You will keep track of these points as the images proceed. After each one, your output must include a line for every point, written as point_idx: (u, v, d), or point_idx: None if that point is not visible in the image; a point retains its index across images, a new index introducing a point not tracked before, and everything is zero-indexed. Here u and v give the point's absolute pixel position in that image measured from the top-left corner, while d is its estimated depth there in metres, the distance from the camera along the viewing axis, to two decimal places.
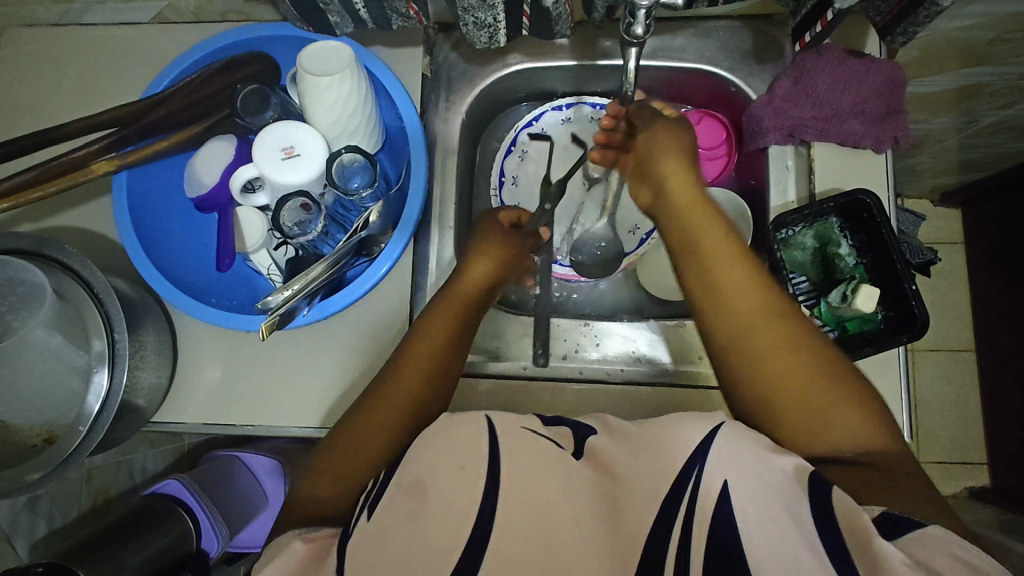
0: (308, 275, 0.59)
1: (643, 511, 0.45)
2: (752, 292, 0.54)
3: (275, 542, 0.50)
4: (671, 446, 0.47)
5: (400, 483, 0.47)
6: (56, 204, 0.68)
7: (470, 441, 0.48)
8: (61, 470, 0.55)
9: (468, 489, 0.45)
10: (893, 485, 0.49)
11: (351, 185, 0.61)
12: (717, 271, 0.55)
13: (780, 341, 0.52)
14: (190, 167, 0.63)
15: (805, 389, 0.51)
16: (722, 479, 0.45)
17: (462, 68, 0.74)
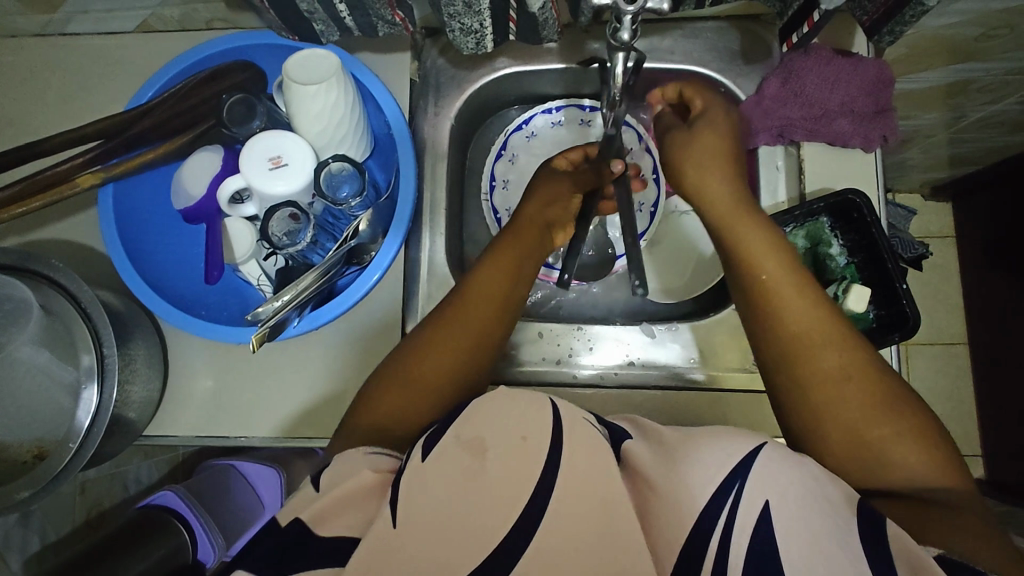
0: (300, 286, 0.59)
1: (671, 524, 0.40)
2: (810, 312, 0.50)
3: (338, 459, 0.44)
4: (709, 462, 0.41)
5: (459, 438, 0.40)
6: (41, 217, 0.67)
7: (528, 414, 0.41)
8: (52, 487, 0.55)
9: (524, 468, 0.39)
10: (970, 528, 0.42)
11: (340, 194, 0.60)
12: (777, 290, 0.51)
13: (840, 367, 0.48)
14: (176, 179, 0.62)
15: (862, 419, 0.47)
16: (765, 499, 0.39)
17: (450, 73, 0.73)
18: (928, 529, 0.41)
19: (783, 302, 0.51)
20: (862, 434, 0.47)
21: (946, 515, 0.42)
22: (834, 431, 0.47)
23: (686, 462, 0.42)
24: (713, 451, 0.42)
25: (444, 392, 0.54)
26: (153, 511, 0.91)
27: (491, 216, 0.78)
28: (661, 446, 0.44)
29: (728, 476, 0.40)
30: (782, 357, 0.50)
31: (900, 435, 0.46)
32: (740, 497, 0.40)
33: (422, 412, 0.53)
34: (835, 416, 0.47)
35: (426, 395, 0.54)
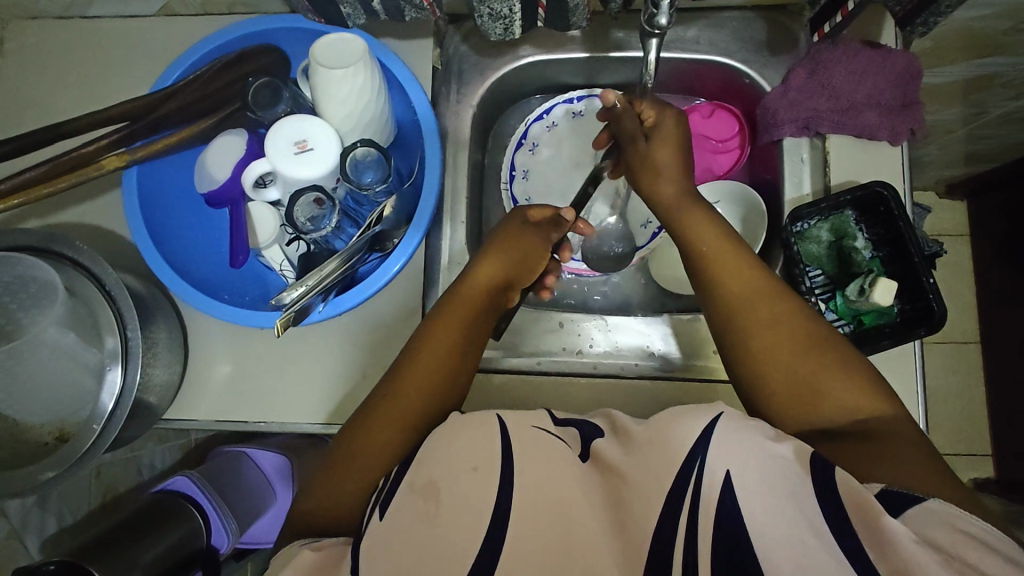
0: (322, 273, 0.58)
1: (648, 508, 0.44)
2: (742, 276, 0.57)
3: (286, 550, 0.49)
4: (672, 443, 0.46)
5: (413, 485, 0.46)
6: (65, 200, 0.67)
7: (479, 442, 0.47)
8: (75, 470, 0.55)
9: (480, 496, 0.44)
10: (901, 460, 0.48)
11: (363, 179, 0.60)
12: (715, 267, 0.57)
13: (770, 322, 0.54)
14: (200, 163, 0.62)
15: (793, 367, 0.52)
16: (725, 468, 0.44)
17: (473, 60, 0.73)
18: (867, 470, 0.47)
19: (722, 276, 0.57)
20: (807, 388, 0.52)
21: (881, 451, 0.48)
22: (779, 387, 0.52)
23: (644, 458, 0.46)
24: (677, 433, 0.46)
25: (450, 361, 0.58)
26: (166, 494, 0.92)
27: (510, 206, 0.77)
28: (629, 441, 0.49)
29: (684, 462, 0.45)
30: (728, 323, 0.56)
31: (839, 379, 0.51)
32: (701, 480, 0.44)
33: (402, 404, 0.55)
34: (785, 376, 0.52)
35: (416, 386, 0.56)
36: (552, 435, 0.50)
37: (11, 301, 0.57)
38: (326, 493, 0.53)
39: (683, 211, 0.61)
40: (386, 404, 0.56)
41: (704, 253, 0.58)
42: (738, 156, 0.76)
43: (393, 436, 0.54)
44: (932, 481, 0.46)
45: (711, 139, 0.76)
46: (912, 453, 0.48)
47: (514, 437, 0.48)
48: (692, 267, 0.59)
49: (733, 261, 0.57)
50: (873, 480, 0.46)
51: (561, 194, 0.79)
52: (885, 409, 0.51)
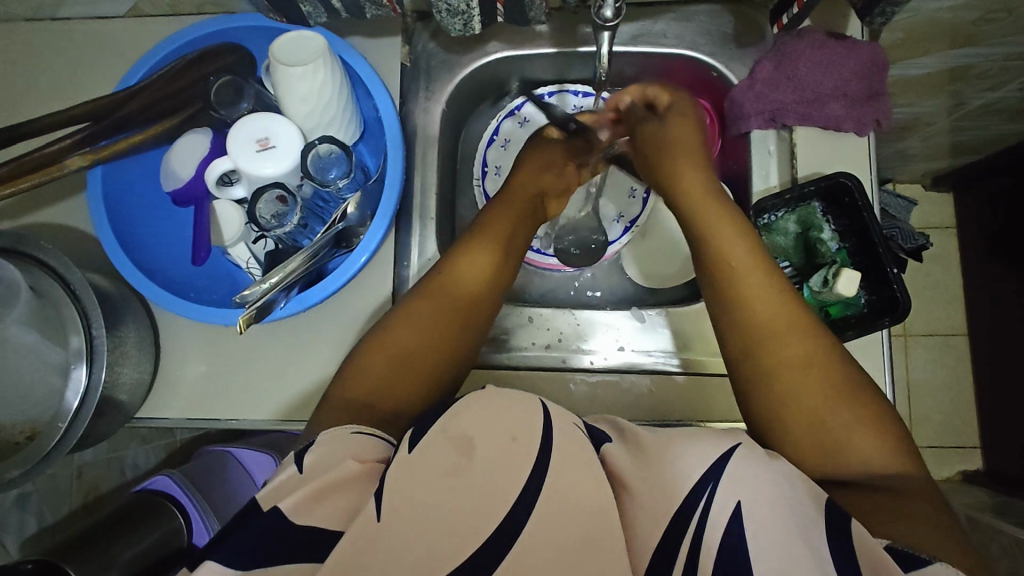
0: (285, 268, 0.59)
1: (646, 527, 0.43)
2: (767, 296, 0.54)
3: (322, 442, 0.45)
4: (677, 471, 0.44)
5: (447, 432, 0.43)
6: (33, 201, 0.67)
7: (519, 419, 0.44)
8: (42, 467, 0.55)
9: (513, 467, 0.42)
10: (916, 520, 0.44)
11: (328, 176, 0.60)
12: (743, 282, 0.55)
13: (796, 353, 0.51)
14: (164, 162, 0.62)
15: (815, 404, 0.49)
16: (735, 500, 0.42)
17: (441, 57, 0.73)
18: (881, 522, 0.44)
19: (743, 286, 0.55)
20: (827, 439, 0.48)
21: (893, 505, 0.45)
22: (796, 422, 0.49)
23: (644, 470, 0.45)
24: (676, 454, 0.45)
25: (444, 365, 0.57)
26: (147, 495, 0.92)
27: (481, 202, 0.78)
28: (639, 451, 0.46)
29: (695, 484, 0.43)
30: (748, 349, 0.53)
31: (864, 431, 0.48)
32: (714, 496, 0.43)
33: (411, 350, 0.56)
34: (803, 412, 0.49)
35: (411, 351, 0.56)
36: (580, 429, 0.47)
37: None
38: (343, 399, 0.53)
39: (708, 217, 0.59)
40: (368, 373, 0.55)
41: (723, 262, 0.56)
42: (710, 149, 0.77)
43: (411, 368, 0.55)
44: (940, 547, 0.43)
45: None
46: (923, 506, 0.45)
47: (557, 424, 0.45)
48: (711, 279, 0.57)
49: (755, 269, 0.55)
50: (882, 534, 0.44)
51: None
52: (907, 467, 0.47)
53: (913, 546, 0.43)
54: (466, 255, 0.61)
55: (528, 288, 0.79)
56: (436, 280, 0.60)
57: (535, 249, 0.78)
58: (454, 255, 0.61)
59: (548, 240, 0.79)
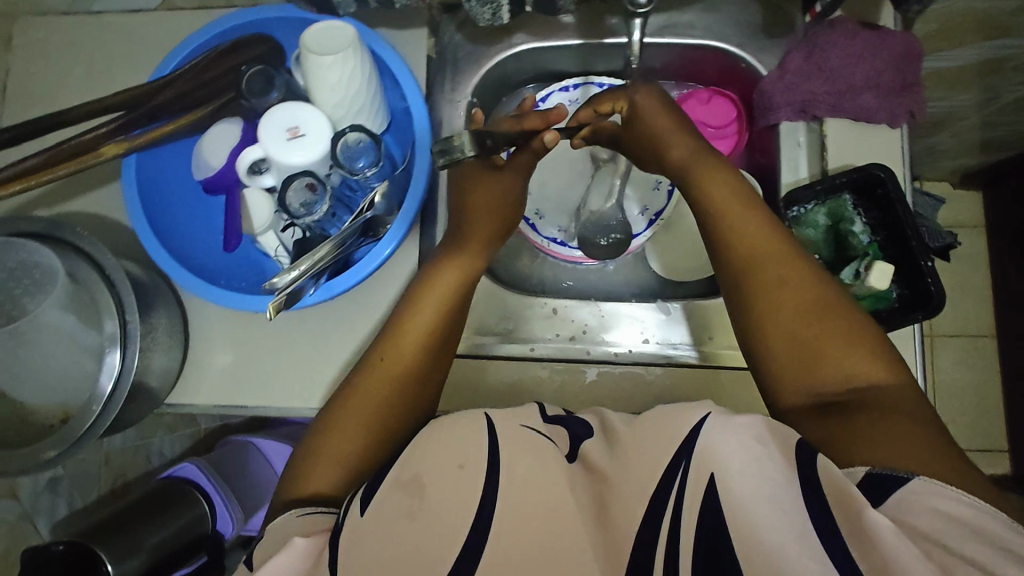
0: (313, 258, 0.59)
1: (629, 511, 0.44)
2: (752, 225, 0.57)
3: (273, 528, 0.49)
4: (657, 446, 0.45)
5: (398, 480, 0.46)
6: (69, 189, 0.68)
7: (465, 438, 0.47)
8: (75, 449, 0.57)
9: (464, 492, 0.44)
10: (894, 431, 0.45)
11: (356, 164, 0.60)
12: (728, 212, 0.58)
13: (776, 275, 0.54)
14: (197, 151, 0.63)
15: (792, 322, 0.52)
16: (711, 470, 0.42)
17: (468, 48, 0.73)
18: (857, 442, 0.45)
19: (728, 216, 0.58)
20: (804, 352, 0.51)
21: (869, 419, 0.46)
22: (777, 340, 0.52)
23: (645, 449, 0.46)
24: (669, 430, 0.46)
25: (433, 332, 0.59)
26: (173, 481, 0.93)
27: None
28: (614, 442, 0.49)
29: (672, 458, 0.44)
30: (733, 277, 0.56)
31: (836, 343, 0.50)
32: (687, 476, 0.43)
33: (383, 400, 0.56)
34: (783, 332, 0.52)
35: (382, 402, 0.56)
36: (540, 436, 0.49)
37: (15, 286, 0.58)
38: (320, 494, 0.52)
39: (700, 173, 0.61)
40: (344, 420, 0.56)
41: (716, 212, 0.59)
42: (737, 141, 0.76)
43: (385, 416, 0.56)
44: (922, 454, 0.43)
45: (709, 125, 0.76)
46: (909, 425, 0.45)
47: (501, 435, 0.48)
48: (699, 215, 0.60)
49: (749, 218, 0.57)
50: (862, 461, 0.44)
51: (561, 187, 0.80)
52: (886, 385, 0.49)
53: (891, 461, 0.43)
54: (446, 262, 0.62)
55: (552, 280, 0.80)
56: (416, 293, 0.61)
57: (558, 242, 0.78)
58: (436, 260, 0.63)
59: (572, 233, 0.79)
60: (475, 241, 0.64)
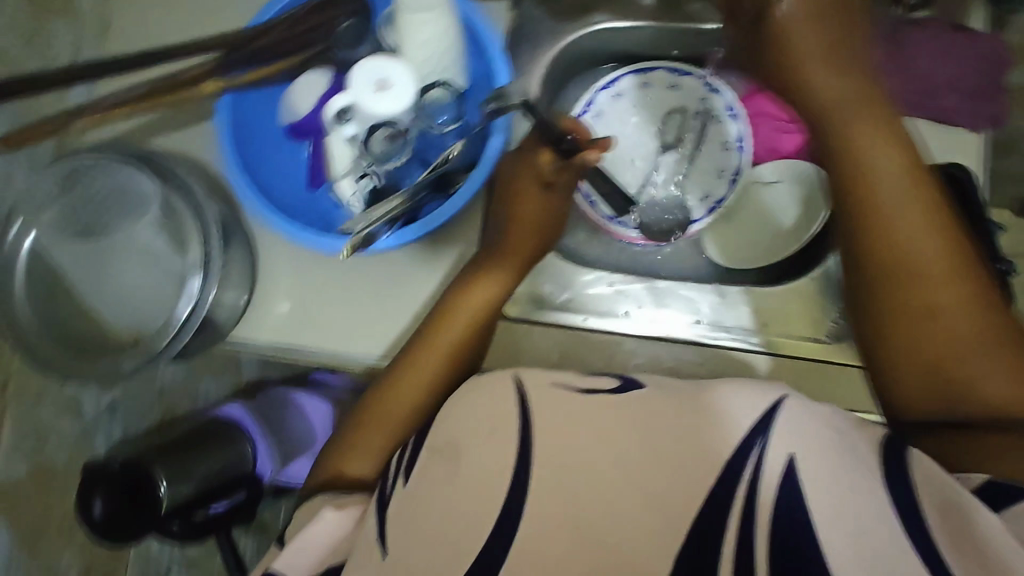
0: (389, 205, 0.62)
1: (690, 488, 0.42)
2: (915, 208, 0.52)
3: (305, 509, 0.54)
4: (717, 417, 0.44)
5: (433, 447, 0.48)
6: (159, 127, 0.72)
7: (496, 407, 0.47)
8: (151, 365, 0.60)
9: (498, 457, 0.45)
10: None
11: (437, 120, 0.65)
12: (886, 191, 0.53)
13: (932, 270, 0.51)
14: (285, 97, 0.66)
15: (943, 321, 0.50)
16: (790, 453, 0.42)
17: (546, 23, 0.75)
18: (991, 461, 0.45)
19: (886, 194, 0.53)
20: (942, 361, 0.49)
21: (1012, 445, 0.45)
22: (922, 342, 0.50)
23: (712, 414, 0.44)
24: (730, 403, 0.45)
25: (466, 338, 0.61)
26: (218, 421, 0.97)
27: None
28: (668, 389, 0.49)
29: (749, 433, 0.43)
30: (880, 266, 0.53)
31: (981, 353, 0.48)
32: (764, 457, 0.42)
33: (416, 401, 0.59)
34: (930, 336, 0.50)
35: (409, 408, 0.58)
36: (586, 394, 0.48)
37: (103, 207, 0.64)
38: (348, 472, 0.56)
39: (860, 136, 0.56)
40: (375, 419, 0.58)
41: (877, 210, 0.53)
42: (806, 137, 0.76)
43: (414, 416, 0.58)
44: None
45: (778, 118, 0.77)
46: None
47: (532, 402, 0.47)
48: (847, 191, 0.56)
49: (912, 215, 0.52)
50: (995, 472, 0.44)
51: (624, 167, 0.81)
52: None
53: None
54: (479, 277, 0.63)
55: (605, 257, 0.80)
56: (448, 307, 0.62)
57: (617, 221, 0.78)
58: (473, 273, 0.64)
59: (632, 213, 0.79)
60: (516, 260, 0.64)
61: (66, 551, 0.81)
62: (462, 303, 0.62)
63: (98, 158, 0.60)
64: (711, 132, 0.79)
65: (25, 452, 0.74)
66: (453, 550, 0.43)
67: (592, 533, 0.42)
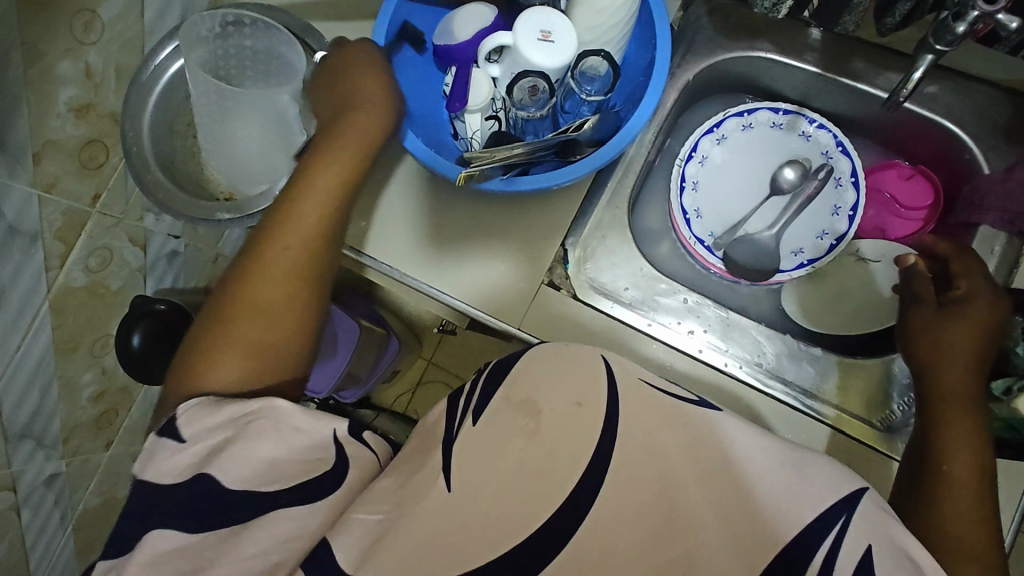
0: (510, 150, 0.62)
1: (773, 536, 0.37)
2: (971, 429, 0.56)
3: (203, 415, 0.50)
4: (818, 485, 0.39)
5: (509, 398, 0.41)
6: (316, 10, 0.73)
7: (581, 375, 0.42)
8: (244, 221, 0.62)
9: (581, 434, 0.40)
10: None
11: (586, 86, 0.65)
12: (950, 399, 0.58)
13: (975, 482, 0.54)
14: (447, 20, 0.67)
15: (962, 522, 0.52)
16: (867, 543, 0.38)
17: (710, 34, 0.74)
18: None
19: (945, 395, 0.58)
20: (945, 542, 0.52)
21: None
22: (947, 530, 0.52)
23: (805, 471, 0.40)
24: (827, 477, 0.40)
25: (319, 229, 0.58)
26: None
27: (676, 179, 0.77)
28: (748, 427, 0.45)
29: (835, 505, 0.38)
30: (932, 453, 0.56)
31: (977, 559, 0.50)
32: (845, 533, 0.38)
33: (286, 296, 0.57)
34: (956, 530, 0.52)
35: (281, 301, 0.57)
36: (675, 398, 0.43)
37: (250, 65, 0.67)
38: (217, 384, 0.54)
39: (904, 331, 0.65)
40: (239, 322, 0.56)
41: (935, 382, 0.59)
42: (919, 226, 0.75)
43: (289, 305, 0.57)
44: None
45: (897, 201, 0.76)
46: None
47: (621, 385, 0.42)
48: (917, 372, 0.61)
49: (964, 422, 0.57)
50: None
51: (732, 197, 0.80)
52: None
53: None
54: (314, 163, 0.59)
55: (684, 273, 0.81)
56: (278, 227, 0.57)
57: (704, 245, 0.78)
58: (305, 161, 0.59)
59: (720, 243, 0.78)
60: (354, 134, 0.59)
61: (87, 370, 0.84)
62: (304, 193, 0.58)
63: (257, 16, 0.63)
64: (827, 194, 0.78)
65: (88, 267, 0.76)
66: (509, 513, 0.38)
67: (659, 532, 0.37)
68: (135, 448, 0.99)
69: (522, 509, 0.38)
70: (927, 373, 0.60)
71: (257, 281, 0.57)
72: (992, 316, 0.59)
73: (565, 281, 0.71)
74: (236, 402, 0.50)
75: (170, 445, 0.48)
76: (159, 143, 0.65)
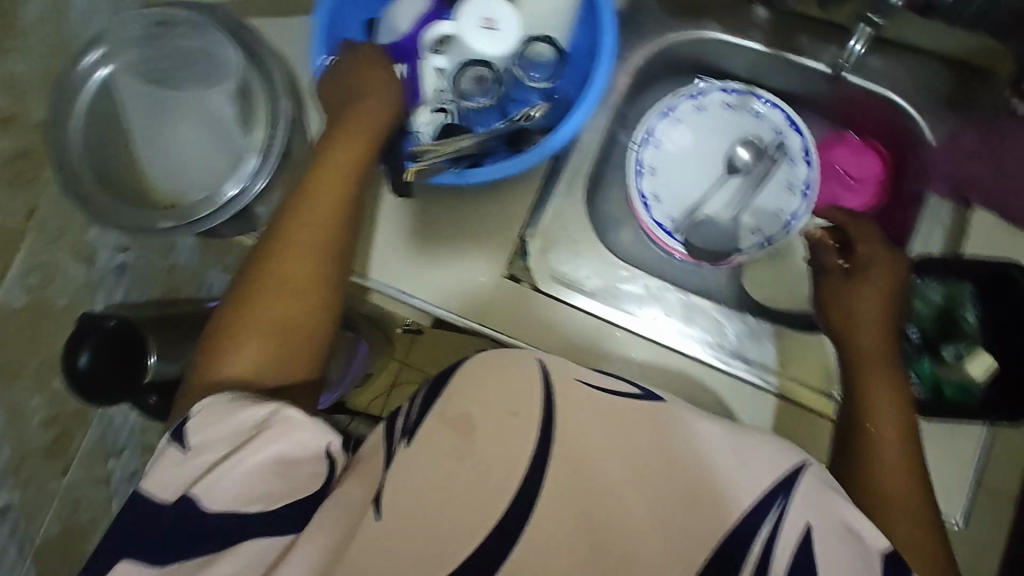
0: (458, 142, 0.62)
1: (712, 530, 0.36)
2: (891, 388, 0.57)
3: (206, 419, 0.47)
4: (759, 471, 0.38)
5: (443, 414, 0.40)
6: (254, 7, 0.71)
7: (519, 382, 0.40)
8: (186, 230, 0.60)
9: (514, 446, 0.39)
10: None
11: (532, 72, 0.66)
12: (868, 360, 0.59)
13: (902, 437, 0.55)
14: (388, 12, 0.67)
15: (891, 478, 0.53)
16: (806, 523, 0.37)
17: (658, 16, 0.74)
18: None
19: (863, 358, 0.59)
20: (878, 496, 0.52)
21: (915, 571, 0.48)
22: (881, 487, 0.52)
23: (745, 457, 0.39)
24: (770, 457, 0.39)
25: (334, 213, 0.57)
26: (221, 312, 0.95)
27: (631, 165, 0.77)
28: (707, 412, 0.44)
29: (773, 487, 0.38)
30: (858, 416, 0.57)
31: (906, 512, 0.51)
32: (784, 518, 0.37)
33: (297, 278, 0.55)
34: (891, 487, 0.52)
35: (293, 281, 0.55)
36: (612, 396, 0.41)
37: (184, 68, 0.65)
38: (227, 369, 0.52)
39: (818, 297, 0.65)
40: (255, 301, 0.54)
41: (852, 347, 0.60)
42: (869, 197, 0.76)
43: (302, 287, 0.55)
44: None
45: (847, 173, 0.77)
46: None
47: (557, 383, 0.40)
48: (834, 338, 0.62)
49: (884, 384, 0.57)
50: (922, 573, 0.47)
51: (691, 180, 0.80)
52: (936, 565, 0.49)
53: None
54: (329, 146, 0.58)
55: (649, 258, 0.81)
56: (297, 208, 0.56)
57: (664, 229, 0.77)
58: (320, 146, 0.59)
59: (680, 227, 0.78)
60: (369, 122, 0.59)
61: (36, 395, 0.79)
62: (320, 177, 0.57)
63: (189, 14, 0.61)
64: (781, 172, 0.78)
65: (28, 285, 0.72)
66: (447, 532, 0.37)
67: (596, 541, 0.37)
68: (95, 474, 0.94)
69: (458, 527, 0.38)
70: (844, 339, 0.61)
71: (271, 263, 0.55)
72: (893, 280, 0.62)
73: (525, 274, 0.70)
74: (245, 405, 0.47)
75: (175, 451, 0.46)
76: (92, 152, 0.62)
